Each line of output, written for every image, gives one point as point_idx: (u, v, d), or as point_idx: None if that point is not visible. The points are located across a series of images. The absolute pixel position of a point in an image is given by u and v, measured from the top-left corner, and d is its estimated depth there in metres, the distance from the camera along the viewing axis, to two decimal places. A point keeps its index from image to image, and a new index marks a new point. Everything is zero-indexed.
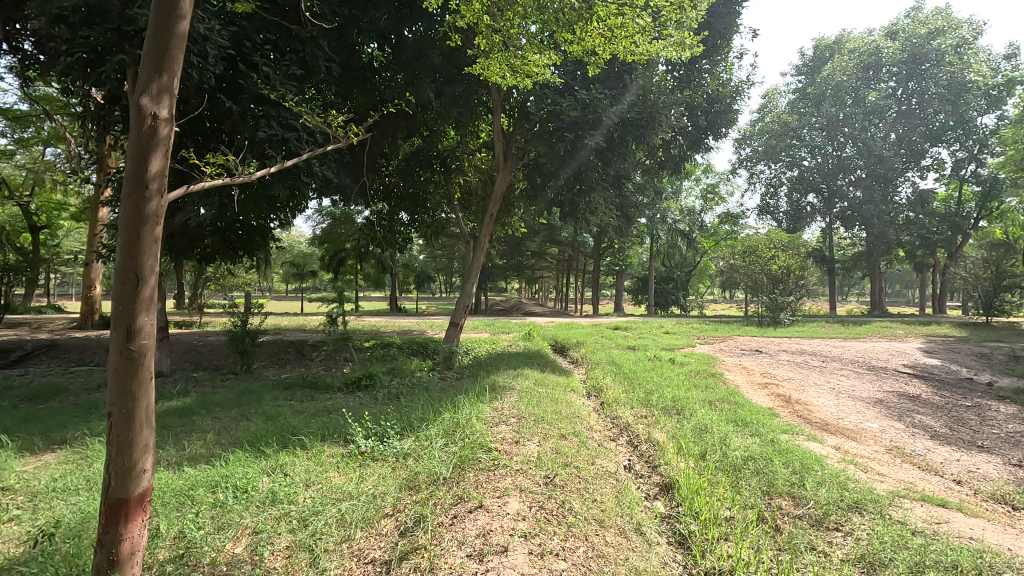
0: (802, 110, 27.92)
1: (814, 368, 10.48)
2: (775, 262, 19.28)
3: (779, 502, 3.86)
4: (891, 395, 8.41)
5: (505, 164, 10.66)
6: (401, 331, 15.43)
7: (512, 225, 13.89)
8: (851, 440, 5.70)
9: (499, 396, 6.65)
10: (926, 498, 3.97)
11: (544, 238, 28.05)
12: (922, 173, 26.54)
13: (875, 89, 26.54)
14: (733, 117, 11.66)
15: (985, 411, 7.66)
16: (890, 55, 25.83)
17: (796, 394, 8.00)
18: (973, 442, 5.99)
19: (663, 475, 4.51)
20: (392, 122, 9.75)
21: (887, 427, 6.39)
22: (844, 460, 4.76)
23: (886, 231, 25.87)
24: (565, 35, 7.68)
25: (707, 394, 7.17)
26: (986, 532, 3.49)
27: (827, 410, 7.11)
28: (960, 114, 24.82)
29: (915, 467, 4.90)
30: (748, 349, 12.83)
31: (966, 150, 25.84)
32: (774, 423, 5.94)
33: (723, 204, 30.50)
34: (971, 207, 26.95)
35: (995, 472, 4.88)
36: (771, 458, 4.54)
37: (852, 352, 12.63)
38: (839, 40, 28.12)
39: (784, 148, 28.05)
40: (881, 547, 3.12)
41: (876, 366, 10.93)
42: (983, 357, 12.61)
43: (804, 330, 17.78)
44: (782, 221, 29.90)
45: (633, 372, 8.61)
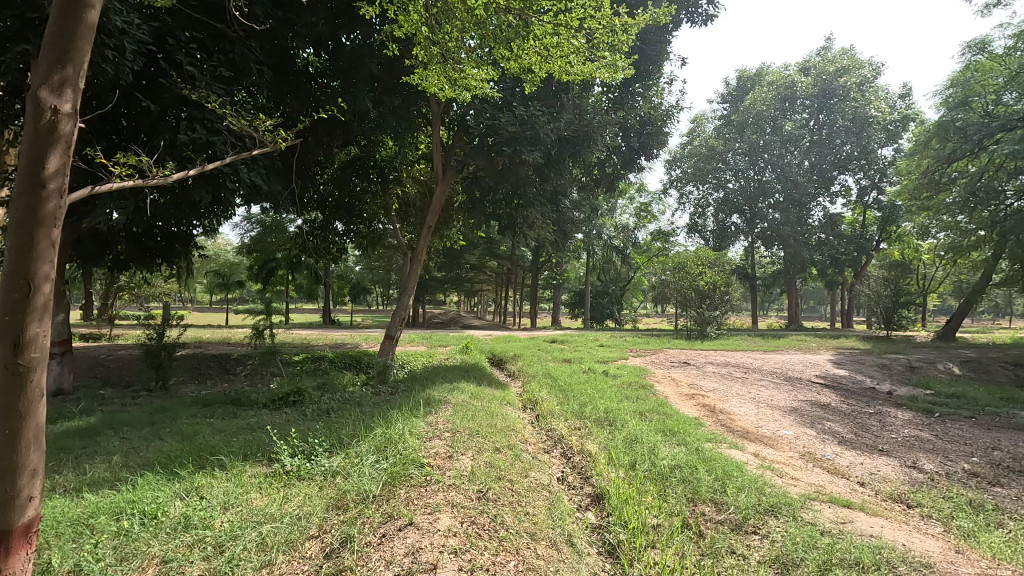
0: (728, 136, 30.03)
1: (736, 379, 11.03)
2: (703, 278, 20.33)
3: (703, 509, 3.97)
4: (805, 403, 9.02)
5: (443, 176, 10.54)
6: (333, 345, 14.92)
7: (450, 237, 13.75)
8: (770, 447, 6.04)
9: (434, 410, 6.51)
10: (834, 499, 4.22)
11: (483, 250, 28.14)
12: (832, 198, 28.67)
13: (791, 119, 28.61)
14: (663, 139, 12.18)
15: (885, 417, 8.36)
16: (804, 88, 28.01)
17: (721, 403, 8.38)
18: (874, 446, 6.53)
19: (595, 486, 4.54)
20: (327, 128, 9.44)
21: (801, 434, 6.82)
22: (762, 466, 5.01)
23: (801, 250, 27.49)
24: (501, 50, 7.64)
25: (638, 406, 7.36)
26: (884, 529, 3.71)
27: (748, 419, 7.49)
28: (863, 145, 27.23)
29: (825, 471, 5.26)
30: (678, 361, 13.37)
31: (869, 178, 28.47)
32: (699, 432, 6.18)
33: (655, 222, 31.98)
34: (873, 231, 29.73)
35: (893, 473, 5.33)
36: (697, 466, 4.70)
37: (771, 363, 13.43)
38: (760, 72, 30.47)
39: (711, 171, 29.74)
40: (794, 548, 3.26)
41: (793, 376, 11.70)
42: (884, 367, 13.82)
43: (728, 343, 18.82)
44: (709, 239, 31.51)
45: (568, 385, 8.70)
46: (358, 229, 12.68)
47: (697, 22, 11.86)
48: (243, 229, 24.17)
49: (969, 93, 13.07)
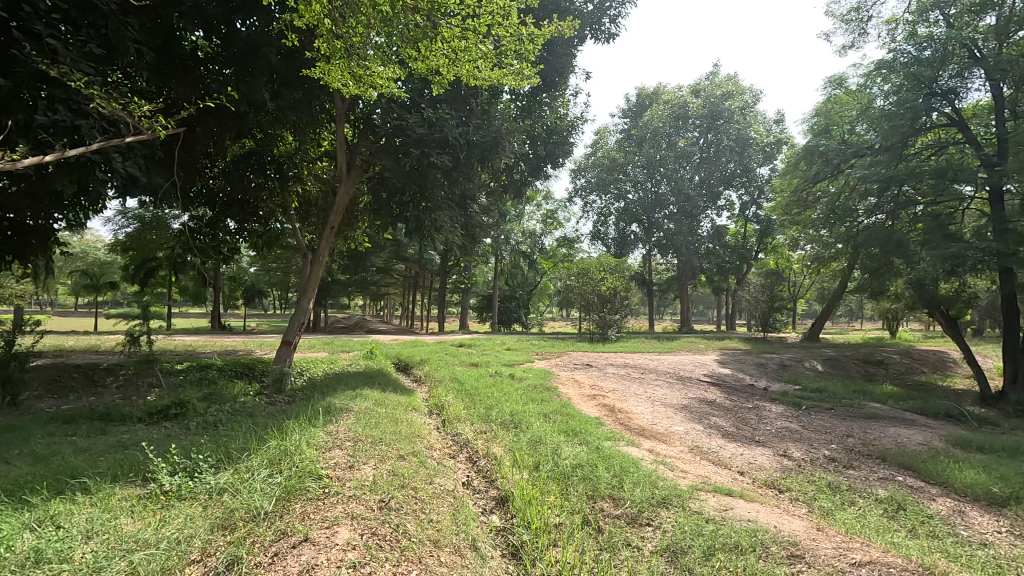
0: (628, 149, 31.77)
1: (634, 379, 11.64)
2: (604, 283, 21.30)
3: (601, 505, 4.13)
4: (694, 400, 9.72)
5: (347, 175, 10.15)
6: (223, 352, 13.82)
7: (354, 238, 13.29)
8: (663, 442, 6.43)
9: (335, 419, 6.23)
10: (718, 489, 4.57)
11: (390, 253, 27.49)
12: (718, 211, 31.16)
13: (684, 137, 30.80)
14: (569, 149, 12.63)
15: (761, 411, 9.21)
16: (695, 109, 30.30)
17: (620, 403, 8.79)
18: (752, 438, 7.17)
19: (499, 488, 4.58)
20: (218, 118, 8.77)
21: (690, 429, 7.34)
22: (655, 461, 5.31)
23: (692, 258, 29.64)
24: (408, 50, 7.50)
25: (543, 407, 7.52)
26: (759, 513, 4.07)
27: (644, 417, 7.92)
28: (745, 164, 29.88)
29: (710, 463, 5.68)
30: (581, 363, 13.86)
31: (750, 195, 31.13)
32: (599, 431, 6.43)
33: (561, 229, 33.00)
34: (753, 242, 32.62)
35: (767, 462, 5.88)
36: (597, 464, 4.89)
37: (665, 364, 14.33)
38: (657, 91, 32.61)
39: (613, 181, 31.27)
40: (682, 536, 3.48)
41: (684, 376, 12.56)
42: (761, 365, 15.26)
43: (627, 346, 19.77)
44: (610, 246, 33.09)
45: (474, 388, 8.71)
46: (253, 228, 11.87)
47: (601, 40, 12.42)
48: (117, 224, 21.76)
49: (830, 123, 14.82)
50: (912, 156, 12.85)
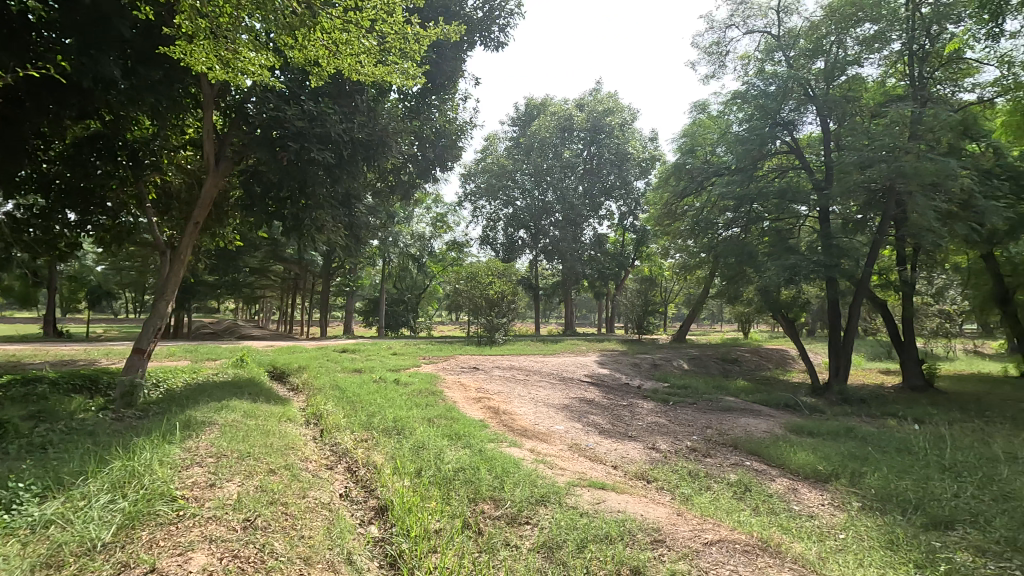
0: (516, 157, 32.63)
1: (519, 381, 11.90)
2: (492, 287, 21.61)
3: (482, 507, 4.16)
4: (575, 400, 10.17)
5: (215, 166, 9.30)
6: (57, 362, 11.94)
7: (224, 236, 12.20)
8: (544, 442, 6.64)
9: (195, 433, 5.65)
10: (592, 483, 4.82)
11: (267, 252, 25.64)
12: (599, 220, 32.91)
13: (569, 148, 32.19)
14: (457, 153, 12.64)
15: (635, 408, 9.88)
16: (579, 122, 31.80)
17: (504, 405, 8.94)
18: (625, 433, 7.67)
19: (379, 498, 4.43)
20: (51, 91, 7.58)
21: (569, 428, 7.66)
22: (536, 460, 5.46)
23: (575, 264, 31.08)
24: (283, 37, 7.06)
25: (427, 412, 7.42)
26: (628, 504, 4.35)
27: (527, 418, 8.13)
28: (624, 177, 31.81)
29: (587, 459, 5.98)
30: (468, 366, 13.91)
31: (628, 206, 32.70)
32: (483, 433, 6.48)
33: (451, 233, 32.92)
34: (630, 250, 34.81)
35: (638, 455, 6.32)
36: (479, 466, 4.92)
37: (549, 365, 14.83)
38: (544, 103, 33.89)
39: (502, 188, 31.90)
40: (557, 531, 3.61)
41: (566, 377, 13.10)
42: (635, 365, 16.37)
43: (514, 348, 20.20)
44: (499, 251, 33.67)
45: (356, 395, 8.37)
46: (99, 221, 10.44)
47: (490, 47, 12.61)
48: None
49: (695, 143, 16.29)
50: (761, 178, 14.54)
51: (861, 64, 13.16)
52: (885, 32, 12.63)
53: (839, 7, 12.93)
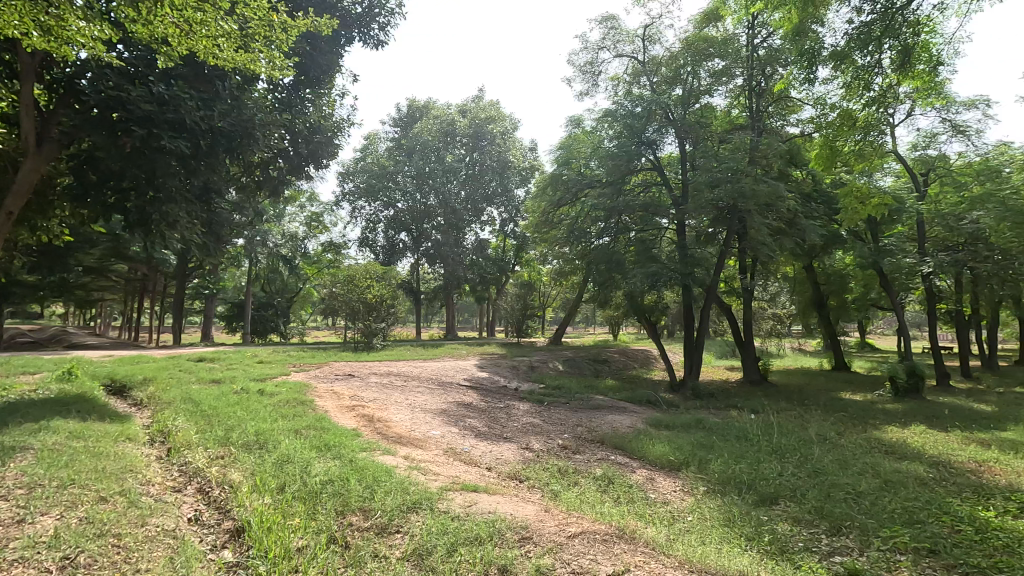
0: (398, 158, 32.10)
1: (396, 387, 11.65)
2: (371, 291, 20.96)
3: (350, 519, 4.01)
4: (453, 404, 10.19)
5: (37, 149, 8.02)
6: None
7: (48, 229, 10.51)
8: (419, 448, 6.56)
9: (1, 462, 4.79)
10: (465, 486, 4.85)
11: (107, 249, 22.51)
12: (481, 225, 33.28)
13: (451, 153, 32.23)
14: (334, 151, 12.03)
15: (511, 409, 10.15)
16: (461, 128, 31.98)
17: (379, 412, 8.69)
18: (501, 435, 7.85)
19: (235, 520, 4.08)
20: None
21: (446, 433, 7.65)
22: (409, 467, 5.37)
23: (457, 268, 31.22)
24: (123, 8, 6.19)
25: (293, 423, 6.98)
26: (499, 504, 4.43)
27: (403, 424, 7.98)
28: (505, 184, 32.41)
29: (462, 463, 6.02)
30: (342, 373, 13.31)
31: (508, 213, 33.15)
32: (354, 443, 6.24)
33: (327, 233, 31.36)
34: (511, 256, 34.81)
35: (512, 456, 6.49)
36: (349, 477, 4.73)
37: (428, 370, 14.68)
38: (427, 106, 33.80)
39: (382, 189, 31.22)
40: (428, 538, 3.58)
41: (445, 381, 13.06)
42: (513, 368, 16.78)
43: (393, 353, 19.72)
44: (379, 254, 33.21)
45: (212, 408, 7.63)
46: None
47: (369, 44, 12.23)
48: None
49: (571, 156, 17.03)
50: (629, 191, 15.70)
51: (712, 94, 14.75)
52: (730, 68, 14.27)
53: (694, 42, 14.40)
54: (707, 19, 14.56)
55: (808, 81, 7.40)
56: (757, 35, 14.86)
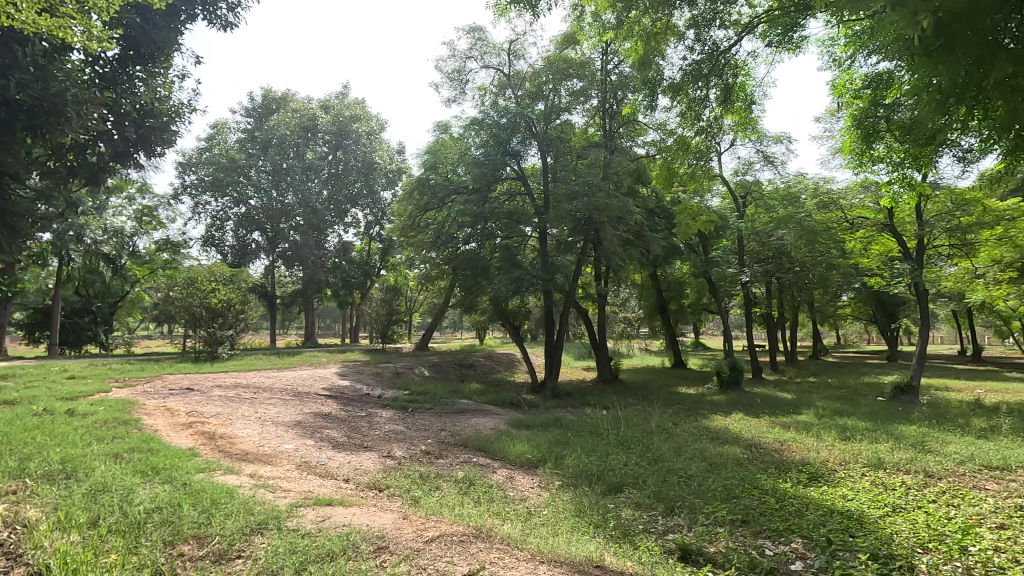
0: (250, 151, 29.63)
1: (245, 400, 10.68)
2: (216, 295, 19.00)
3: (182, 549, 3.60)
4: (309, 416, 9.59)
5: None
6: None
7: None
8: (268, 464, 6.09)
9: None
10: (318, 501, 4.61)
11: None
12: (345, 227, 31.77)
13: (312, 149, 30.50)
14: (171, 138, 10.74)
15: (373, 418, 9.83)
16: (323, 124, 30.37)
17: (223, 428, 7.90)
18: (360, 444, 7.57)
19: (28, 565, 3.44)
20: None
21: (300, 446, 7.19)
22: (255, 485, 4.95)
23: (318, 271, 29.53)
24: None
25: (113, 447, 6.06)
26: (355, 516, 4.28)
27: (251, 440, 7.34)
28: (370, 186, 31.29)
29: (316, 476, 5.70)
30: (179, 387, 11.87)
31: (374, 215, 32.14)
32: (190, 463, 5.60)
33: (163, 230, 27.83)
34: (377, 260, 33.81)
35: (371, 466, 6.30)
36: (181, 502, 4.24)
37: (282, 381, 13.66)
38: (284, 98, 31.74)
39: (232, 184, 28.59)
40: (274, 558, 3.34)
41: (301, 392, 12.26)
42: (377, 374, 16.27)
43: (241, 363, 18.01)
44: (227, 254, 30.51)
45: (1, 435, 6.35)
46: None
47: (215, 25, 11.15)
48: None
49: (437, 161, 17.04)
50: (494, 199, 16.12)
51: (571, 111, 15.74)
52: (587, 89, 15.36)
53: (555, 61, 15.26)
54: (567, 41, 15.52)
55: (651, 109, 8.20)
56: (610, 61, 16.17)
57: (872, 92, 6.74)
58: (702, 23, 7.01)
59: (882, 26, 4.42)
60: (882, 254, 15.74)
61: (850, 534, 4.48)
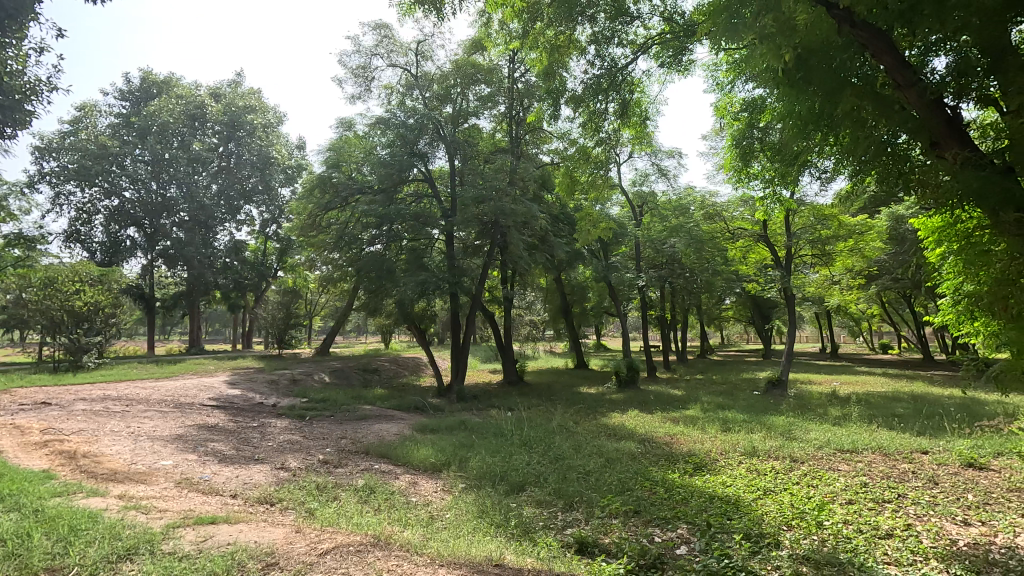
0: (125, 138, 26.76)
1: (114, 414, 9.60)
2: (80, 297, 16.92)
3: None
4: (191, 428, 8.81)
5: None
6: None
7: None
8: (141, 483, 5.52)
9: None
10: (199, 520, 4.25)
11: None
12: (237, 225, 29.52)
13: (199, 140, 28.16)
14: (25, 119, 9.43)
15: (266, 428, 9.25)
16: (213, 113, 28.12)
17: (86, 446, 7.03)
18: (251, 457, 7.09)
19: None
20: None
21: (180, 462, 6.60)
22: (124, 508, 4.47)
23: (205, 272, 27.25)
24: None
25: None
26: (241, 534, 4.00)
27: (121, 457, 6.61)
28: (266, 182, 29.33)
29: (199, 493, 5.27)
30: (32, 402, 10.41)
31: (270, 213, 30.34)
32: (44, 487, 4.93)
33: (15, 223, 24.20)
34: (273, 260, 31.95)
35: (263, 479, 5.93)
36: (31, 532, 3.72)
37: (161, 391, 12.44)
38: (167, 81, 29.05)
39: (102, 173, 25.65)
40: None
41: (183, 403, 11.24)
42: (272, 382, 15.32)
43: (112, 373, 16.18)
44: (95, 252, 27.41)
45: None
46: None
47: None
48: None
49: (340, 159, 16.40)
50: (400, 200, 15.82)
51: (478, 116, 15.86)
52: (494, 96, 15.56)
53: (463, 65, 15.30)
54: (474, 46, 15.63)
55: (555, 118, 8.48)
56: (516, 69, 16.48)
57: (749, 116, 7.45)
58: (602, 40, 7.37)
59: (753, 56, 4.92)
60: (758, 262, 17.40)
61: (727, 517, 4.91)
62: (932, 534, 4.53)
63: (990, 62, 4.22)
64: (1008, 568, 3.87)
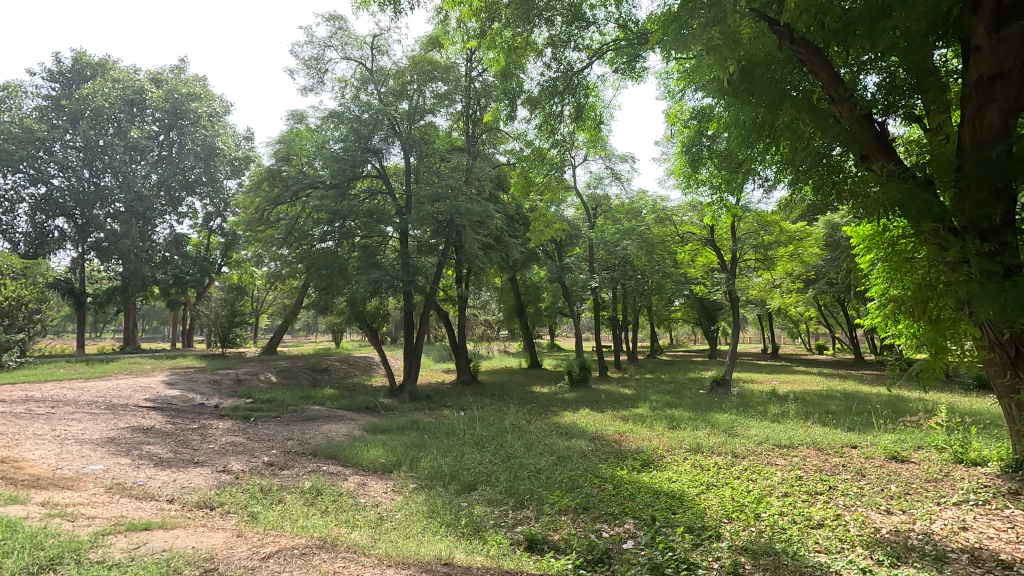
0: (55, 122, 25.10)
1: (38, 416, 9.00)
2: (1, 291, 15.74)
3: None
4: (125, 431, 8.37)
5: None
6: None
7: None
8: (67, 489, 5.20)
9: None
10: (131, 526, 4.04)
11: None
12: (178, 218, 28.18)
13: (138, 127, 26.72)
14: None
15: (208, 430, 8.86)
16: (154, 99, 26.71)
17: (5, 450, 6.55)
18: (190, 460, 6.78)
19: None
20: None
21: (111, 466, 6.26)
22: (48, 515, 4.19)
23: (142, 266, 25.38)
24: None
25: None
26: (176, 540, 3.83)
27: (45, 462, 6.20)
28: (211, 173, 28.15)
29: (132, 498, 5.02)
30: None
31: (214, 206, 29.13)
32: None
33: None
34: (217, 255, 30.66)
35: (203, 483, 5.70)
36: None
37: (92, 391, 11.75)
38: (102, 64, 27.41)
39: (27, 159, 23.94)
40: None
41: (116, 404, 10.65)
42: (214, 382, 14.68)
43: (35, 372, 15.07)
44: (18, 244, 25.60)
45: None
46: None
47: None
48: None
49: (291, 152, 15.96)
50: (353, 196, 15.50)
51: (435, 114, 15.74)
52: (450, 93, 15.47)
53: (420, 62, 15.19)
54: (432, 44, 15.53)
55: (511, 118, 8.51)
56: (474, 68, 16.47)
57: (698, 124, 7.73)
58: (559, 43, 7.47)
59: (700, 65, 5.14)
60: (705, 265, 18.02)
61: (672, 511, 5.07)
62: (858, 523, 4.82)
63: (912, 82, 4.63)
64: (923, 553, 4.18)
